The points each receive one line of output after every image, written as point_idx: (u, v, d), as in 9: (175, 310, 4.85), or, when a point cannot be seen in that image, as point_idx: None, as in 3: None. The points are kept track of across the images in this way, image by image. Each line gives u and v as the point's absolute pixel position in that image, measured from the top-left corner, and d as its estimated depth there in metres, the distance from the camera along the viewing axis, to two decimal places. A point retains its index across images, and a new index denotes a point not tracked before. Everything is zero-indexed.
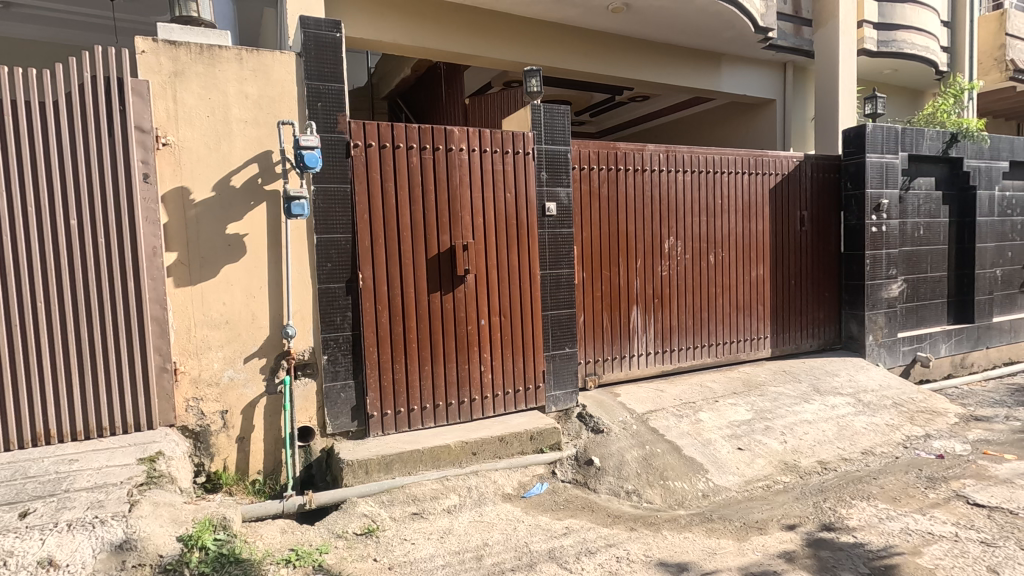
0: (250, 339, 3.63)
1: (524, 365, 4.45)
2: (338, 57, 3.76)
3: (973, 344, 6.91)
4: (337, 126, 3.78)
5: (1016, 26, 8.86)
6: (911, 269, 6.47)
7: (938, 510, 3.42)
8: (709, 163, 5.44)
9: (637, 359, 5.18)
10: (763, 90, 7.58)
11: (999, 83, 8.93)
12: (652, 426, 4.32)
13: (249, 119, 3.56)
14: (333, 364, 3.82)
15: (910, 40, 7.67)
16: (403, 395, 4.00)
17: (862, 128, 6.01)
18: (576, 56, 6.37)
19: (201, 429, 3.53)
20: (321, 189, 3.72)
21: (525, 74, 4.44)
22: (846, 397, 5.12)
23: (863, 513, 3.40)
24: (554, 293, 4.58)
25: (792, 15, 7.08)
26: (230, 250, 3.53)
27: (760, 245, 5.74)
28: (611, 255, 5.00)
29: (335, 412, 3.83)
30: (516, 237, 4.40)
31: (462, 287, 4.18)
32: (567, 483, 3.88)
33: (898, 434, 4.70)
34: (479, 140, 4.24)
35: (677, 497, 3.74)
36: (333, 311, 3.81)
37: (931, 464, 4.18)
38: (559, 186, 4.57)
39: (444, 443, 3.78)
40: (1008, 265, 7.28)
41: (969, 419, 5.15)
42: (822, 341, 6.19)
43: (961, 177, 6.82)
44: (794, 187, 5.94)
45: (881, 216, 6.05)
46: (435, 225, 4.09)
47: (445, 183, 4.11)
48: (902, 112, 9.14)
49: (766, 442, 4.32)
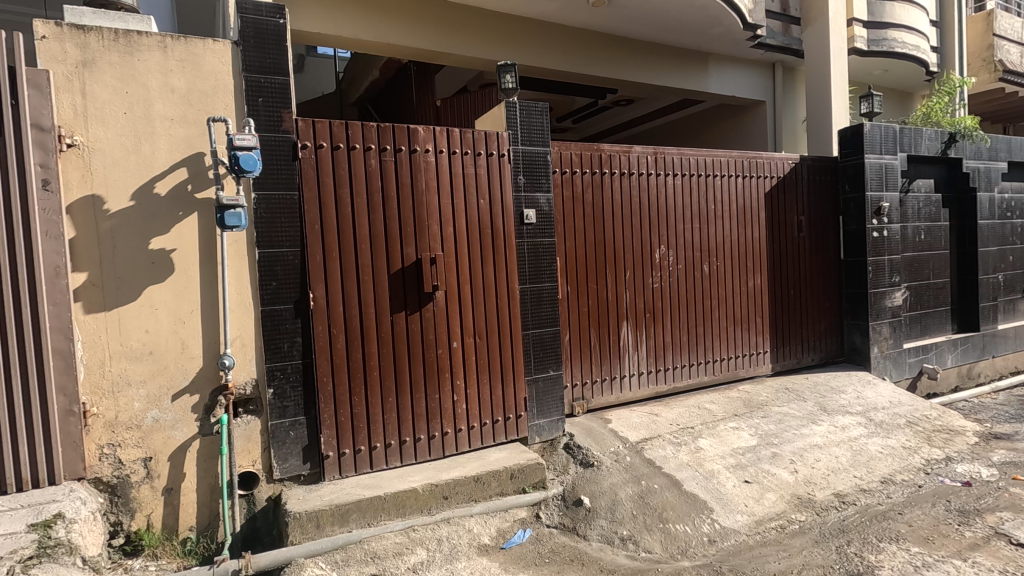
0: (179, 372, 3.10)
1: (503, 392, 3.97)
2: (283, 48, 3.28)
3: (980, 354, 6.55)
4: (282, 124, 3.30)
5: (1004, 26, 8.68)
6: (914, 276, 6.10)
7: (979, 555, 3.03)
8: (700, 165, 5.04)
9: (628, 380, 4.72)
10: (753, 91, 7.26)
11: (988, 83, 8.71)
12: (647, 457, 3.85)
13: (176, 116, 3.07)
14: (280, 399, 3.30)
15: (900, 39, 7.42)
16: (363, 432, 3.49)
17: (860, 128, 5.66)
18: (555, 54, 5.97)
19: (118, 481, 2.99)
20: (263, 197, 3.24)
21: (498, 70, 4.01)
22: (856, 416, 4.70)
23: (895, 561, 3.00)
24: (536, 310, 4.10)
25: (779, 13, 6.78)
26: (154, 270, 3.02)
27: (757, 253, 5.34)
28: (597, 266, 4.56)
29: (282, 453, 3.30)
30: (491, 247, 3.93)
31: (431, 306, 3.70)
32: (552, 529, 3.37)
33: (917, 458, 4.27)
34: (447, 140, 3.79)
35: (680, 545, 3.24)
36: (280, 336, 3.29)
37: (959, 494, 3.77)
38: (538, 191, 4.13)
39: (409, 486, 3.26)
40: (1010, 270, 6.97)
41: (989, 438, 4.76)
42: (824, 354, 5.78)
43: (960, 179, 6.51)
44: (790, 191, 5.56)
45: (883, 220, 5.70)
46: (397, 236, 3.60)
47: (409, 188, 3.64)
48: (892, 114, 8.89)
49: (775, 472, 3.86)
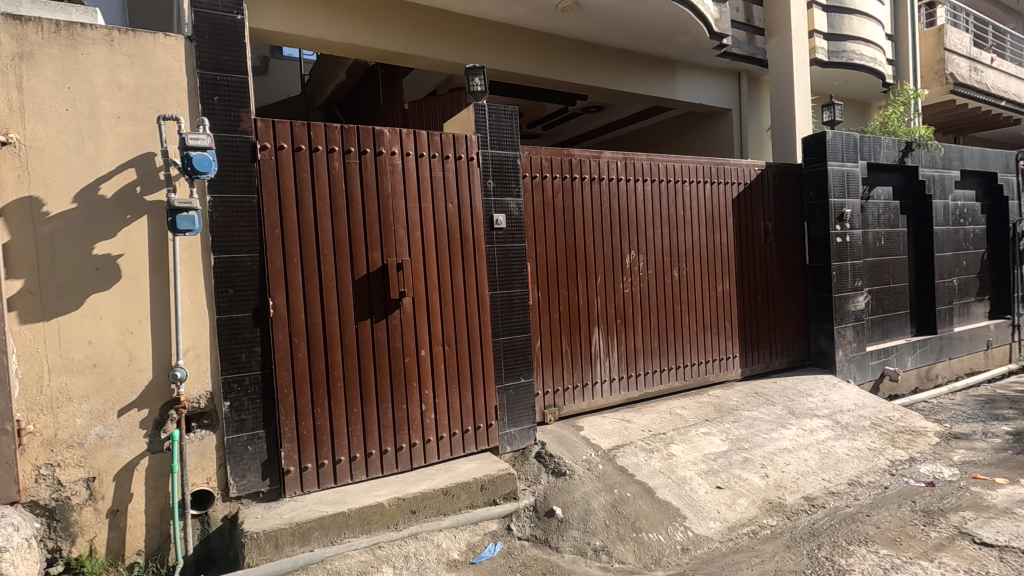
0: (126, 386, 2.91)
1: (473, 401, 3.87)
2: (240, 44, 3.14)
3: (938, 355, 6.75)
4: (240, 124, 3.15)
5: (954, 41, 9.05)
6: (875, 280, 6.26)
7: (945, 555, 3.07)
8: (669, 171, 5.06)
9: (600, 387, 4.67)
10: (719, 99, 7.38)
11: (941, 95, 9.07)
12: (620, 465, 3.80)
13: (124, 114, 2.90)
14: (238, 412, 3.13)
15: (858, 51, 7.64)
16: (326, 445, 3.35)
17: (823, 135, 5.79)
18: (525, 58, 5.95)
19: (57, 504, 2.78)
20: (219, 200, 3.08)
21: (467, 72, 3.94)
22: (823, 419, 4.76)
23: (865, 564, 3.02)
24: (506, 316, 4.03)
25: (744, 23, 6.93)
26: (99, 276, 2.83)
27: (726, 258, 5.39)
28: (568, 272, 4.51)
29: (239, 470, 3.13)
30: (460, 252, 3.85)
31: (398, 313, 3.59)
32: (524, 542, 3.28)
33: (882, 459, 4.35)
34: (414, 143, 3.70)
35: (653, 554, 3.20)
36: (237, 346, 3.13)
37: (923, 495, 3.84)
38: (508, 196, 4.07)
39: (374, 501, 3.12)
40: (964, 274, 7.23)
41: (949, 438, 4.89)
42: (791, 358, 5.85)
43: (917, 187, 6.73)
44: (756, 197, 5.64)
45: (845, 226, 5.84)
46: (362, 241, 3.48)
47: (375, 191, 3.53)
48: (851, 123, 9.16)
49: (746, 477, 3.87)
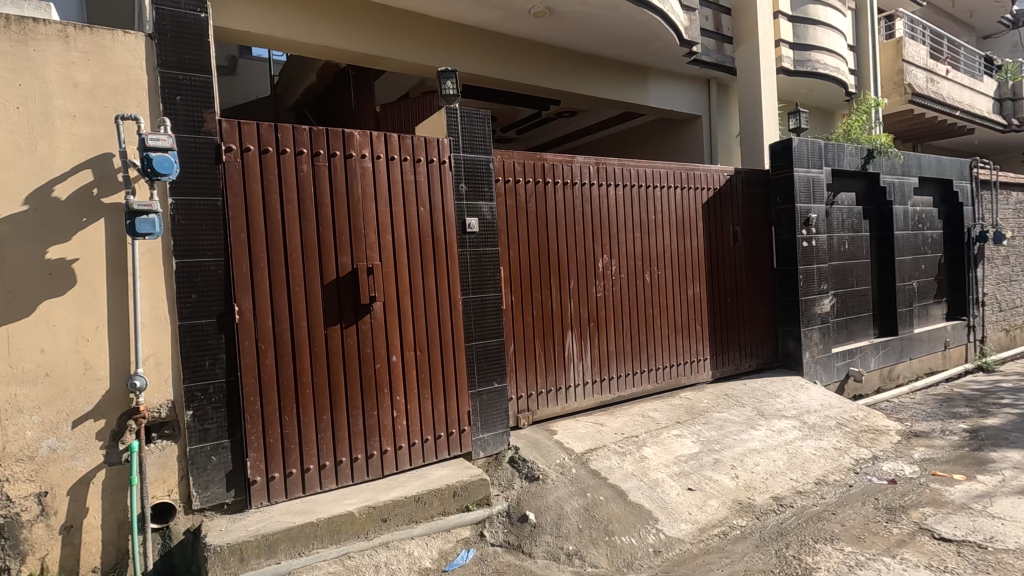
0: (81, 396, 2.79)
1: (446, 407, 3.83)
2: (204, 43, 3.06)
3: (899, 356, 6.97)
4: (203, 125, 3.06)
5: (912, 52, 9.39)
6: (840, 283, 6.43)
7: (906, 551, 3.16)
8: (641, 176, 5.12)
9: (574, 391, 4.68)
10: (689, 106, 7.51)
11: (900, 105, 9.40)
12: (593, 468, 3.81)
13: (80, 113, 2.79)
14: (201, 422, 3.03)
15: (822, 61, 7.87)
16: (294, 454, 3.27)
17: (789, 142, 5.93)
18: (497, 62, 5.96)
19: (5, 521, 2.65)
20: (182, 203, 2.99)
21: (439, 75, 3.89)
22: (791, 420, 4.85)
23: (831, 561, 3.08)
24: (479, 320, 4.01)
25: (713, 31, 7.07)
26: (52, 282, 2.72)
27: (696, 262, 5.47)
28: (542, 276, 4.52)
29: (203, 481, 3.03)
30: (432, 257, 3.81)
31: (368, 319, 3.54)
32: (497, 548, 3.26)
33: (847, 458, 4.46)
34: (385, 146, 3.65)
35: (626, 557, 3.21)
36: (201, 353, 3.03)
37: (885, 492, 3.95)
38: (480, 200, 4.05)
39: (345, 510, 3.06)
40: (923, 277, 7.49)
41: (910, 437, 5.04)
42: (760, 359, 5.96)
43: (878, 193, 6.95)
44: (726, 202, 5.74)
45: (811, 230, 5.98)
46: (331, 245, 3.42)
47: (345, 195, 3.48)
48: (816, 131, 9.42)
49: (716, 478, 3.92)
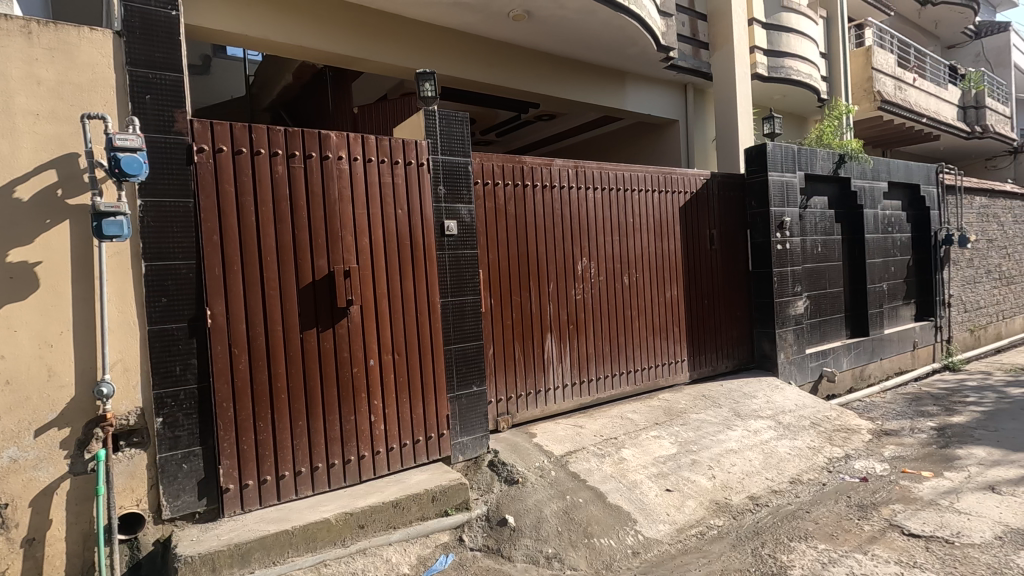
0: (45, 404, 2.70)
1: (424, 411, 3.80)
2: (175, 42, 2.99)
3: (870, 356, 7.13)
4: (174, 125, 2.99)
5: (881, 61, 9.65)
6: (813, 285, 6.56)
7: (877, 547, 3.22)
8: (619, 180, 5.16)
9: (553, 394, 4.69)
10: (667, 110, 7.60)
11: (870, 112, 9.65)
12: (572, 471, 3.81)
13: (43, 111, 2.70)
14: (172, 429, 2.95)
15: (795, 67, 8.04)
16: (269, 460, 3.21)
17: (763, 147, 6.04)
18: (476, 65, 5.95)
19: None
20: (151, 204, 2.91)
21: (417, 77, 3.86)
22: (766, 420, 4.93)
23: (805, 559, 3.13)
24: (458, 324, 3.99)
25: (689, 37, 7.17)
26: (14, 286, 2.62)
27: (673, 264, 5.53)
28: (521, 279, 4.51)
29: (173, 490, 2.95)
30: (410, 260, 3.78)
31: (345, 322, 3.49)
32: (476, 552, 3.22)
33: (821, 457, 4.55)
34: (362, 148, 3.62)
35: (605, 559, 3.22)
36: (171, 359, 2.95)
37: (857, 490, 4.03)
38: (459, 203, 4.04)
39: (321, 517, 3.01)
40: (892, 279, 7.68)
41: (880, 435, 5.17)
42: (737, 360, 6.05)
43: (849, 197, 7.11)
44: (702, 205, 5.82)
45: (785, 233, 6.10)
46: (307, 248, 3.37)
47: (321, 197, 3.43)
48: (790, 136, 9.62)
49: (694, 479, 3.96)
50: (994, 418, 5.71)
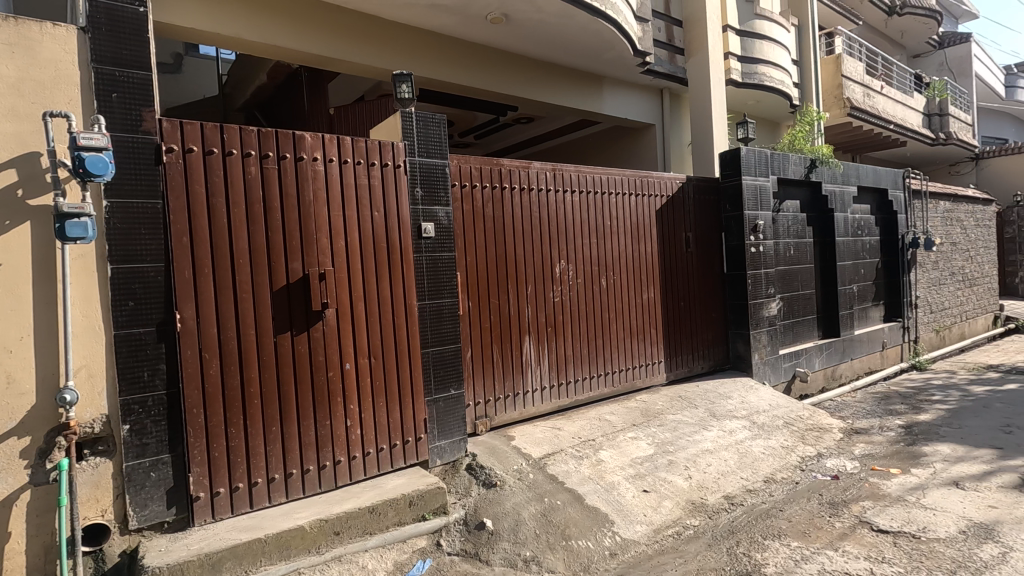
0: (3, 412, 2.59)
1: (402, 415, 3.77)
2: (143, 39, 2.92)
3: (841, 356, 7.30)
4: (142, 124, 2.91)
5: (850, 68, 9.91)
6: (786, 287, 6.69)
7: (848, 544, 3.29)
8: (596, 183, 5.19)
9: (532, 396, 4.69)
10: (643, 114, 7.69)
11: (840, 118, 9.89)
12: (550, 473, 3.82)
13: (2, 109, 2.60)
14: (139, 436, 2.86)
15: (768, 74, 8.20)
16: (241, 467, 3.14)
17: (737, 151, 6.14)
18: (454, 67, 5.94)
19: None
20: (118, 206, 2.83)
21: (394, 78, 3.83)
22: (741, 420, 5.00)
23: (778, 557, 3.18)
24: (436, 327, 3.96)
25: (665, 42, 7.28)
26: None
27: (650, 267, 5.58)
28: (499, 282, 4.51)
29: (141, 499, 2.86)
30: (387, 262, 3.75)
31: (320, 326, 3.44)
32: (454, 557, 3.19)
33: (794, 456, 4.63)
34: (338, 149, 3.57)
35: (582, 561, 3.22)
36: (139, 365, 2.87)
37: (829, 488, 4.12)
38: (436, 205, 4.01)
39: (295, 525, 2.95)
40: (862, 281, 7.88)
41: (851, 434, 5.29)
42: (712, 361, 6.14)
43: (821, 201, 7.28)
44: (678, 208, 5.89)
45: (758, 236, 6.20)
46: (281, 250, 3.31)
47: (295, 198, 3.38)
48: (764, 141, 9.81)
49: (670, 480, 4.00)
50: (958, 415, 5.90)
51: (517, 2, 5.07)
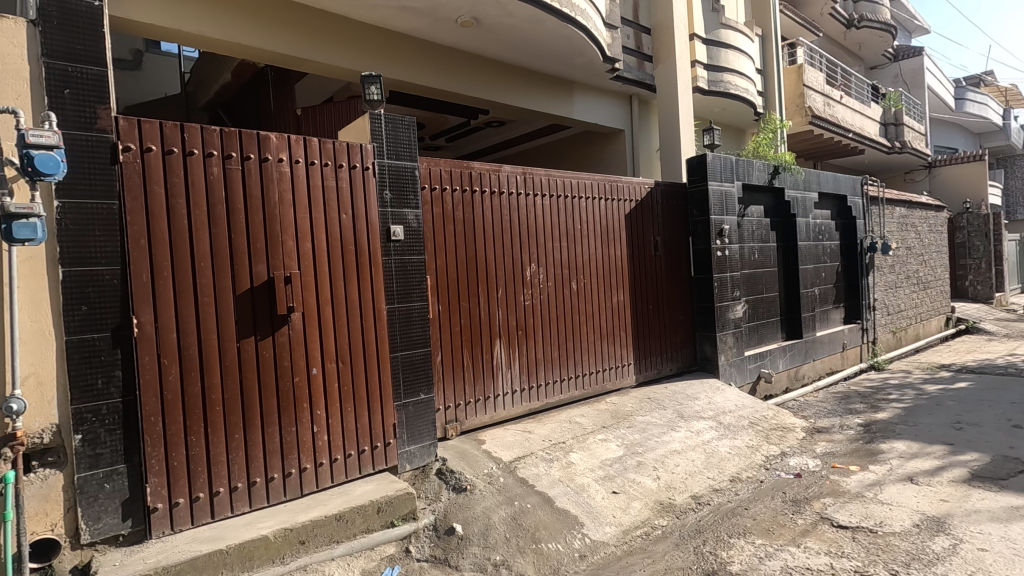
0: None
1: (370, 420, 3.72)
2: (98, 35, 2.82)
3: (804, 357, 7.51)
4: (97, 122, 2.80)
5: (811, 78, 10.24)
6: (751, 290, 6.85)
7: (809, 540, 3.38)
8: (566, 187, 5.23)
9: (503, 399, 4.68)
10: (613, 119, 7.79)
11: (802, 126, 10.21)
12: (521, 477, 3.81)
13: None
14: (92, 446, 2.74)
15: (733, 82, 8.41)
16: (201, 477, 3.04)
17: (703, 157, 6.27)
18: (424, 70, 5.92)
19: None
20: (70, 206, 2.71)
21: (362, 79, 3.78)
22: (708, 421, 5.09)
23: (743, 554, 3.24)
24: (405, 330, 3.92)
25: (634, 49, 7.39)
26: None
27: (620, 270, 5.65)
28: (469, 285, 4.49)
29: (94, 512, 2.74)
30: (355, 265, 3.70)
31: (286, 330, 3.37)
32: (422, 563, 3.15)
33: (759, 455, 4.74)
34: (305, 150, 3.52)
35: (552, 563, 3.23)
36: (92, 372, 2.75)
37: (792, 485, 4.23)
38: (405, 208, 3.98)
39: (258, 535, 2.87)
40: (823, 284, 8.13)
41: (813, 433, 5.44)
42: (680, 363, 6.25)
43: (783, 206, 7.49)
44: (647, 213, 5.98)
45: (724, 240, 6.34)
46: (244, 252, 3.23)
47: (260, 200, 3.31)
48: (729, 147, 10.04)
49: (639, 480, 4.04)
50: (913, 413, 6.13)
51: (487, 6, 5.09)
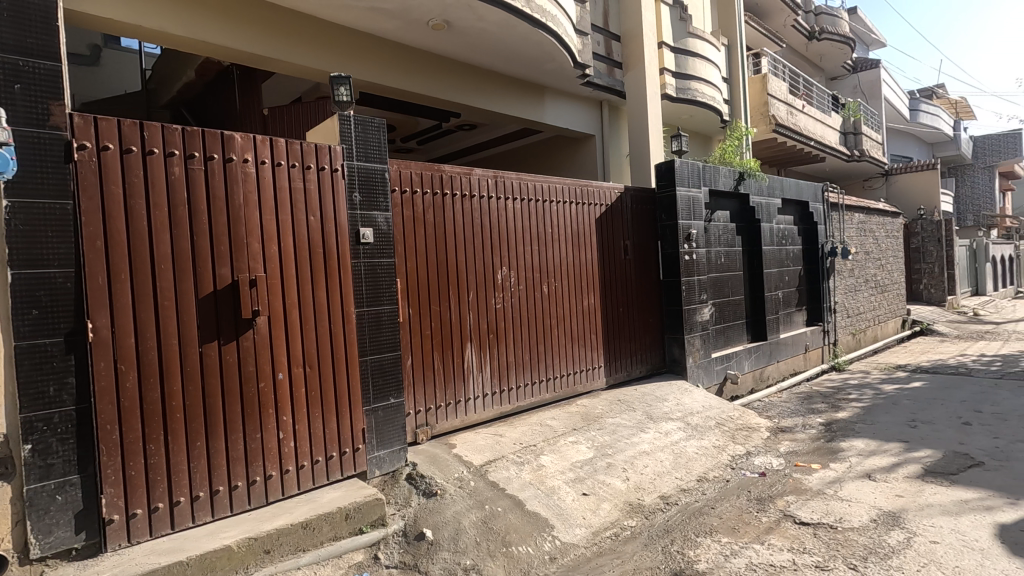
0: None
1: (339, 426, 3.66)
2: (52, 29, 2.72)
3: (768, 359, 7.70)
4: (50, 118, 2.70)
5: (775, 87, 10.55)
6: (718, 293, 7.00)
7: (773, 537, 3.46)
8: (537, 191, 5.26)
9: (474, 403, 4.67)
10: (583, 125, 7.89)
11: (766, 133, 10.50)
12: (492, 480, 3.81)
13: None
14: (43, 456, 2.62)
15: (701, 90, 8.61)
16: (160, 487, 2.95)
17: (671, 163, 6.39)
18: (395, 72, 5.89)
19: None
20: (20, 206, 2.60)
21: (331, 79, 3.75)
22: (676, 422, 5.18)
23: (710, 553, 3.30)
24: (374, 333, 3.88)
25: (604, 56, 7.51)
26: None
27: (590, 274, 5.71)
28: (440, 288, 4.47)
29: (44, 526, 2.62)
30: (323, 268, 3.64)
31: (251, 335, 3.30)
32: (392, 569, 3.11)
33: (725, 455, 4.84)
34: (271, 151, 3.45)
35: (522, 567, 3.23)
36: (44, 379, 2.63)
37: (757, 484, 4.33)
38: (375, 210, 3.95)
39: (221, 545, 2.79)
40: (786, 287, 8.37)
41: (777, 432, 5.59)
42: (650, 365, 6.34)
43: (748, 212, 7.69)
44: (617, 217, 6.06)
45: (692, 245, 6.46)
46: (207, 254, 3.15)
47: (223, 201, 3.23)
48: (697, 153, 10.26)
49: (609, 482, 4.08)
50: (871, 412, 6.36)
51: (458, 10, 5.10)
